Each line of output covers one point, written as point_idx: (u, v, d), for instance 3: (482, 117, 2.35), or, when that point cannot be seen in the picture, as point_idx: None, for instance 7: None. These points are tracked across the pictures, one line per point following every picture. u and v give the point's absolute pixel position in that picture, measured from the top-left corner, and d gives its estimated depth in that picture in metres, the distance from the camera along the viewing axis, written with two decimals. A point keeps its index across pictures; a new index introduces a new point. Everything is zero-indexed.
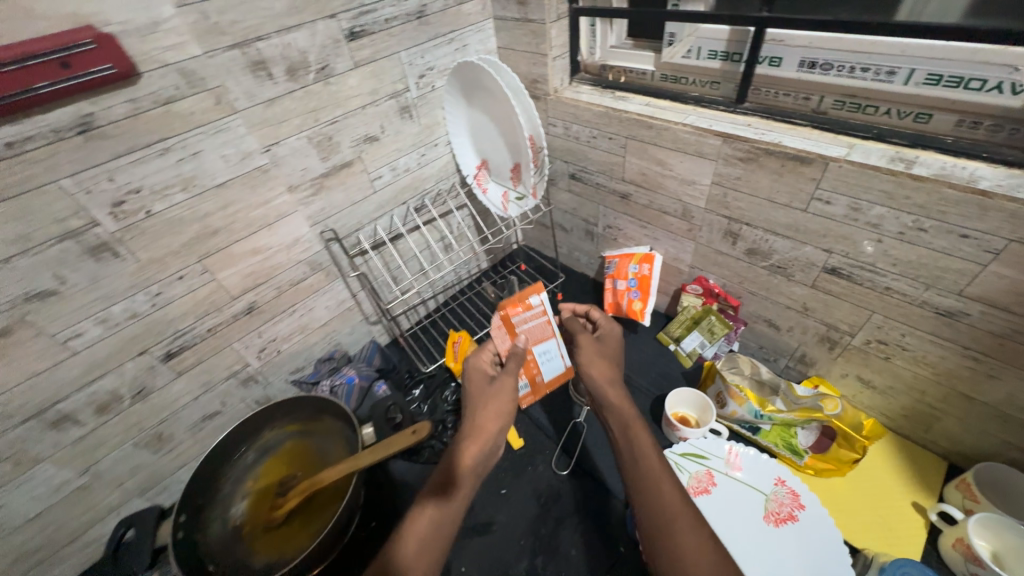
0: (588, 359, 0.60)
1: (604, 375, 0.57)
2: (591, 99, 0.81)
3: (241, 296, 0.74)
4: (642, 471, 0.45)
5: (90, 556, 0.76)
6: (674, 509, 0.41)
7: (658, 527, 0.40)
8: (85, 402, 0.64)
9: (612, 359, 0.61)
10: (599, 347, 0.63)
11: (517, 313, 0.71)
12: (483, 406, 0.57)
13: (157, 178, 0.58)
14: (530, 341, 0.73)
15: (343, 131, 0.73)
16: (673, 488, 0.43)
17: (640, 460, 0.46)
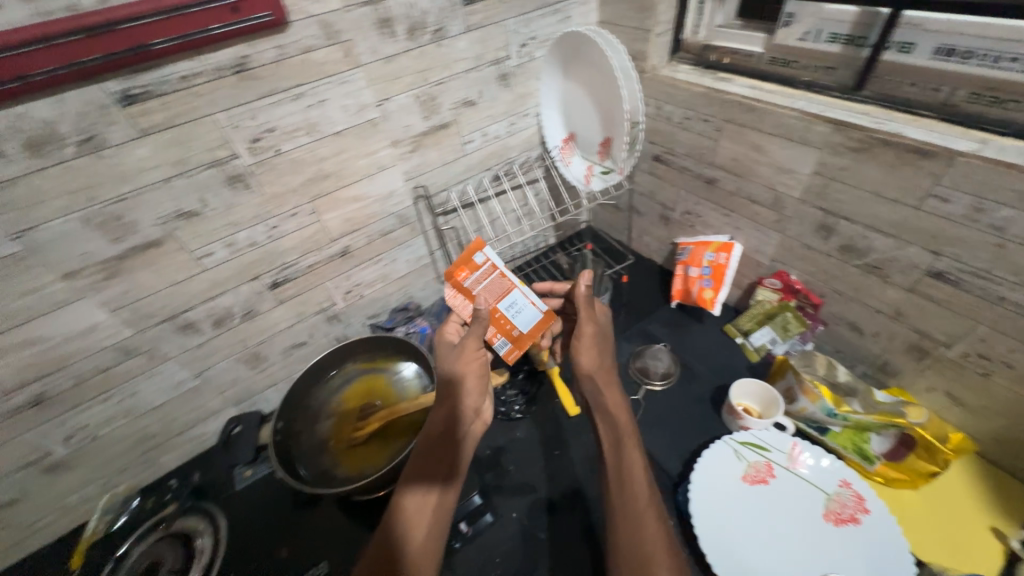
0: (587, 359, 0.61)
1: (602, 380, 0.59)
2: (691, 79, 0.80)
3: (339, 239, 0.81)
4: (630, 495, 0.48)
5: (191, 451, 0.87)
6: (653, 537, 0.45)
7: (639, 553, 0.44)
8: (206, 314, 0.74)
9: (608, 358, 0.62)
10: (595, 342, 0.63)
11: (465, 276, 0.66)
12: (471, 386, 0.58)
13: (289, 120, 0.65)
14: (490, 301, 0.66)
15: (446, 92, 0.77)
16: (656, 521, 0.47)
17: (630, 483, 0.49)
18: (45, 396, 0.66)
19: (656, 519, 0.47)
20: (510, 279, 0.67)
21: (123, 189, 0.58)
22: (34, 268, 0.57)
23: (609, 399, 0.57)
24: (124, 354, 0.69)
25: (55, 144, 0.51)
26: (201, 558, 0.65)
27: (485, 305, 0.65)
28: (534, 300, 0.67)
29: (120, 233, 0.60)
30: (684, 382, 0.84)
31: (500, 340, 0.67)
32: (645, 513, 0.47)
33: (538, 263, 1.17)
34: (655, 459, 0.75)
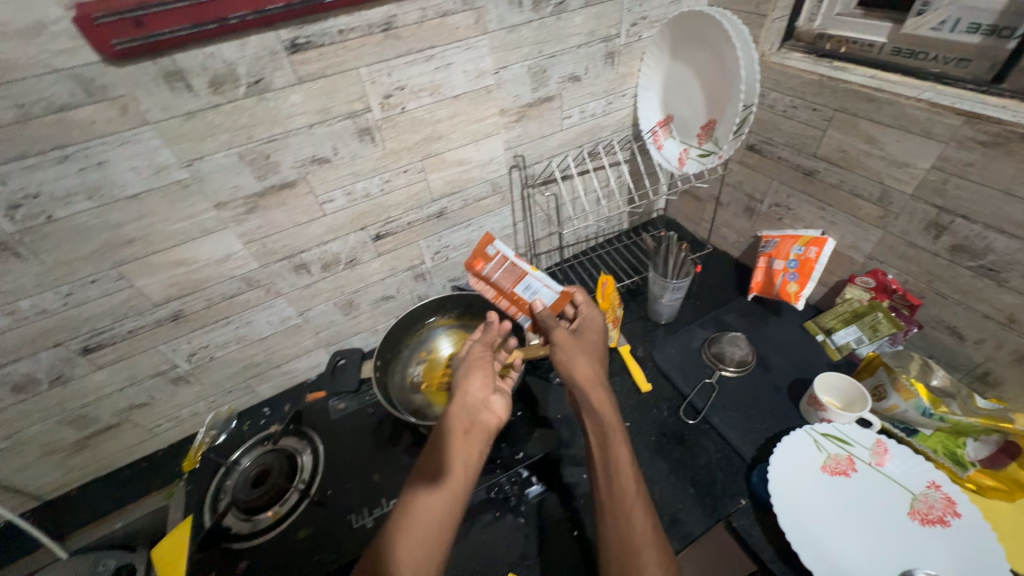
0: (575, 357, 0.67)
1: (590, 376, 0.64)
2: (804, 67, 0.79)
3: (439, 199, 0.85)
4: (617, 485, 0.53)
5: (284, 384, 0.95)
6: (637, 523, 0.50)
7: (626, 539, 0.49)
8: (318, 257, 0.80)
9: (597, 357, 0.68)
10: (577, 343, 0.69)
11: (481, 267, 0.78)
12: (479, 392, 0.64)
13: (418, 80, 0.69)
14: (508, 286, 0.78)
15: (556, 66, 0.80)
16: (641, 510, 0.51)
17: (617, 473, 0.54)
18: (182, 313, 0.74)
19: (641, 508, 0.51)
20: (524, 265, 0.76)
21: (274, 131, 0.64)
22: (195, 194, 0.64)
23: (597, 394, 0.62)
24: (248, 284, 0.76)
25: (230, 84, 0.58)
26: (303, 474, 0.72)
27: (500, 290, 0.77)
28: (548, 285, 0.75)
29: (265, 171, 0.66)
30: (761, 372, 0.84)
31: (523, 317, 0.79)
32: (631, 500, 0.52)
33: (611, 246, 1.18)
34: (728, 440, 0.76)
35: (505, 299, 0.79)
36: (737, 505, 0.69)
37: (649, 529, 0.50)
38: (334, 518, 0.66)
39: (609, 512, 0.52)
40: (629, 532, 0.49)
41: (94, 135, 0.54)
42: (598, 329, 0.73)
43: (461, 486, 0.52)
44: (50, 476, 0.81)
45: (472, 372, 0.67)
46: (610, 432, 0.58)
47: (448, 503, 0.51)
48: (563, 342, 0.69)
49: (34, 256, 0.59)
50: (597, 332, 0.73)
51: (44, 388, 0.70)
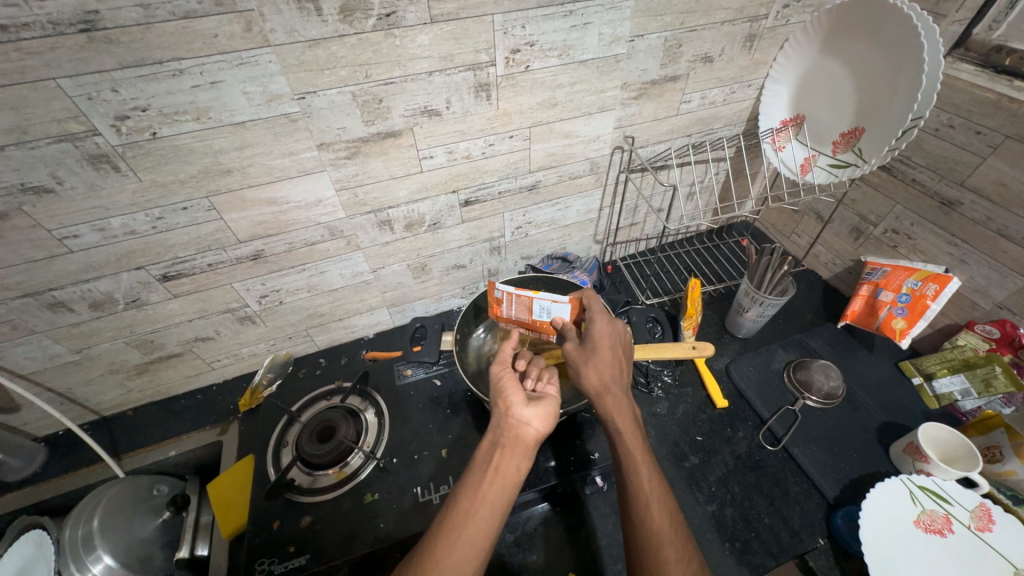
0: (588, 361, 0.57)
1: (598, 382, 0.55)
2: (976, 81, 0.69)
3: (535, 172, 0.79)
4: (633, 492, 0.47)
5: (343, 336, 0.93)
6: (662, 526, 0.44)
7: (649, 544, 0.43)
8: (404, 215, 0.76)
9: (613, 357, 0.57)
10: (597, 345, 0.59)
11: (501, 311, 0.76)
12: (503, 392, 0.54)
13: (551, 37, 0.62)
14: (527, 318, 0.74)
15: (693, 42, 0.72)
16: (668, 520, 0.44)
17: (634, 476, 0.47)
18: (262, 254, 0.71)
19: (668, 514, 0.45)
20: (527, 292, 0.71)
21: (393, 73, 0.58)
22: (301, 131, 0.59)
23: (607, 401, 0.54)
24: (331, 233, 0.73)
25: (361, 13, 0.52)
26: (366, 437, 0.71)
27: (524, 321, 0.74)
28: (554, 298, 0.69)
29: (375, 116, 0.61)
30: (848, 409, 0.80)
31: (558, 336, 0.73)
32: (650, 500, 0.45)
33: (688, 246, 1.12)
34: (809, 474, 0.72)
35: (536, 330, 0.75)
36: (813, 543, 0.66)
37: (674, 534, 0.44)
38: (402, 486, 0.66)
39: (628, 522, 0.46)
40: (652, 538, 0.43)
41: (214, 50, 0.49)
42: (618, 328, 0.61)
43: (484, 497, 0.44)
44: (111, 394, 0.81)
45: (499, 384, 0.54)
46: (634, 438, 0.50)
47: (476, 517, 0.42)
48: (569, 348, 0.59)
49: (133, 172, 0.55)
50: (602, 318, 0.62)
51: (119, 309, 0.68)
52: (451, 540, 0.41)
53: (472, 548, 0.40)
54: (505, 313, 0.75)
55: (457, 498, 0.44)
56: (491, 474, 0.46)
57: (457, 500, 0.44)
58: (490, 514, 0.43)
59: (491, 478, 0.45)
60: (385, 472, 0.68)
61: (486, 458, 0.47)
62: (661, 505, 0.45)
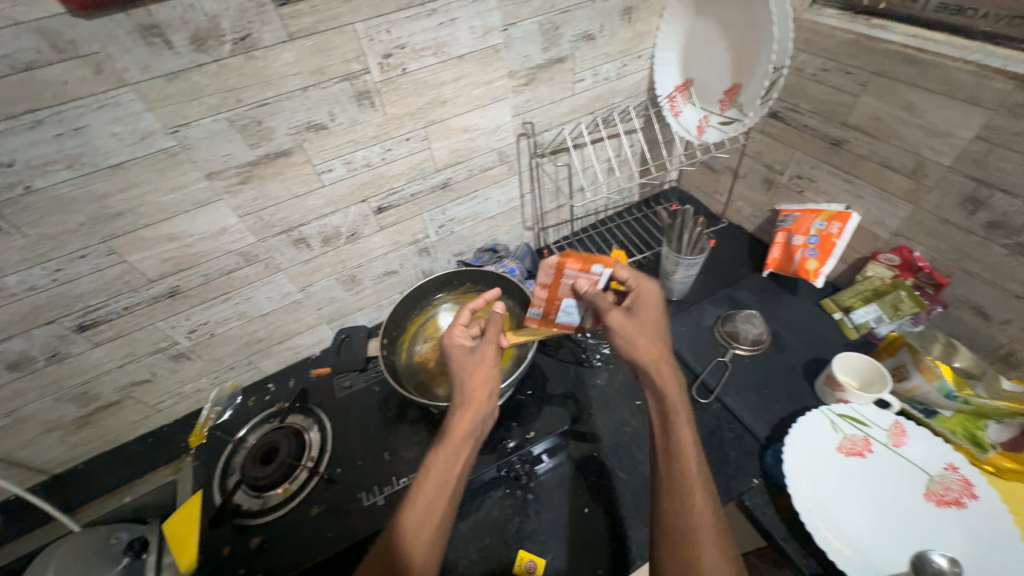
0: (637, 335, 0.58)
1: (650, 356, 0.57)
2: (839, 24, 0.72)
3: (443, 169, 0.81)
4: (676, 472, 0.48)
5: (288, 360, 0.94)
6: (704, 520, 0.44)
7: (685, 522, 0.44)
8: (318, 231, 0.77)
9: (659, 336, 0.59)
10: (641, 320, 0.60)
11: (573, 268, 0.62)
12: (476, 384, 0.59)
13: (420, 37, 0.63)
14: (564, 293, 0.65)
15: (569, 23, 0.74)
16: (706, 500, 0.46)
17: (679, 464, 0.48)
18: (178, 289, 0.71)
19: (705, 495, 0.46)
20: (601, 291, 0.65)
21: (266, 93, 0.59)
22: (184, 163, 0.59)
23: (660, 375, 0.55)
24: (246, 259, 0.74)
25: (215, 40, 0.53)
26: (310, 452, 0.72)
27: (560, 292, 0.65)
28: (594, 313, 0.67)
29: (258, 138, 0.62)
30: (775, 351, 0.83)
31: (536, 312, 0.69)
32: (694, 493, 0.46)
33: (620, 220, 1.14)
34: (741, 420, 0.75)
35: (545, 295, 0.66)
36: (750, 484, 0.68)
37: (716, 528, 0.44)
38: (345, 496, 0.67)
39: (665, 499, 0.47)
40: (691, 517, 0.45)
41: (69, 97, 0.50)
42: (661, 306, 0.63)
43: (453, 485, 0.51)
44: (54, 452, 0.80)
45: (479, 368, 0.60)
46: (675, 415, 0.52)
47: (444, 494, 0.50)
48: (613, 320, 0.60)
49: (16, 229, 0.55)
50: (661, 312, 0.62)
51: (40, 366, 0.68)
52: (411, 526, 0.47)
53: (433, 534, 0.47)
54: (568, 270, 0.62)
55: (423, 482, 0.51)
56: (461, 462, 0.53)
57: (431, 476, 0.51)
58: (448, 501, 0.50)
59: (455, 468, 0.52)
60: (331, 482, 0.69)
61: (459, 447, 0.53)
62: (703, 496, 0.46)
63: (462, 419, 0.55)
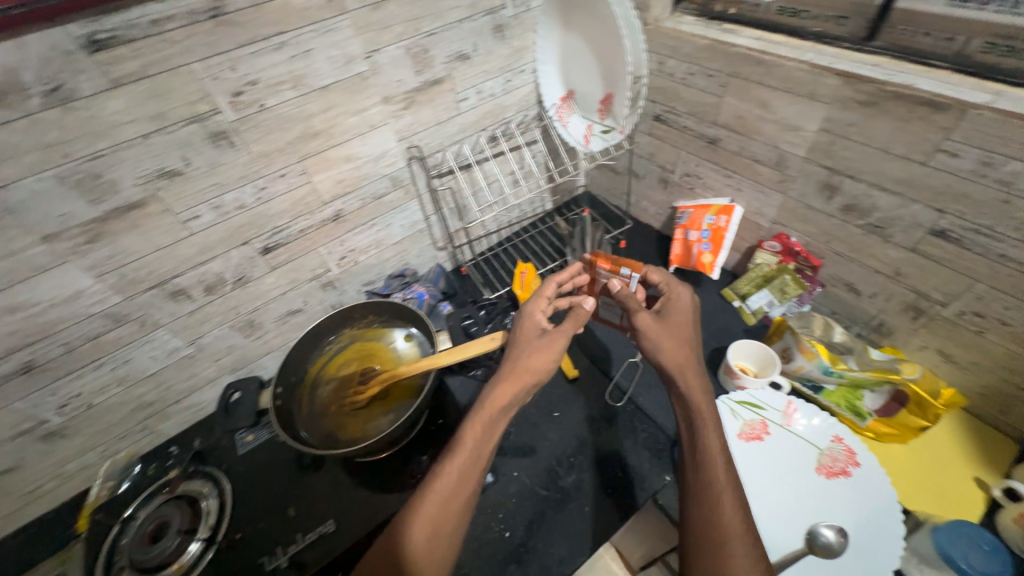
0: (660, 338, 0.55)
1: (677, 360, 0.53)
2: (695, 30, 0.76)
3: (330, 202, 0.78)
4: (707, 482, 0.46)
5: (191, 418, 0.87)
6: (731, 528, 0.43)
7: (715, 533, 0.43)
8: (197, 280, 0.71)
9: (685, 336, 0.55)
10: (671, 323, 0.57)
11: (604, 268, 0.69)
12: (523, 368, 0.55)
13: (273, 71, 0.61)
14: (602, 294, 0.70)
15: (439, 44, 0.73)
16: (736, 510, 0.44)
17: (708, 471, 0.47)
18: (34, 364, 0.64)
19: (736, 504, 0.45)
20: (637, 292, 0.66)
21: (98, 146, 0.54)
22: (10, 230, 0.54)
23: (686, 380, 0.51)
24: (115, 320, 0.67)
25: (19, 94, 0.48)
26: (208, 521, 0.68)
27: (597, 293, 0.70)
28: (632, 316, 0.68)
29: (99, 193, 0.57)
30: None
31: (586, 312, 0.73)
32: (723, 505, 0.44)
33: (534, 229, 1.14)
34: (653, 417, 0.77)
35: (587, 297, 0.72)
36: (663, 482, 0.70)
37: (749, 535, 0.43)
38: (245, 561, 0.65)
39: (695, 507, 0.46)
40: (722, 530, 0.43)
41: None
42: (693, 304, 0.59)
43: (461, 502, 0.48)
44: None
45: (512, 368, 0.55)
46: (700, 420, 0.49)
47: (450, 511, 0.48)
48: (641, 319, 0.57)
49: None
50: (692, 314, 0.58)
51: None
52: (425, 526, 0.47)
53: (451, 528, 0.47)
54: (601, 270, 0.69)
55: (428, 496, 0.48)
56: (469, 476, 0.50)
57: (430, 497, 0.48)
58: (466, 501, 0.48)
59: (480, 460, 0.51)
60: (229, 550, 0.66)
61: (490, 429, 0.52)
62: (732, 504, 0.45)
63: (471, 429, 0.52)
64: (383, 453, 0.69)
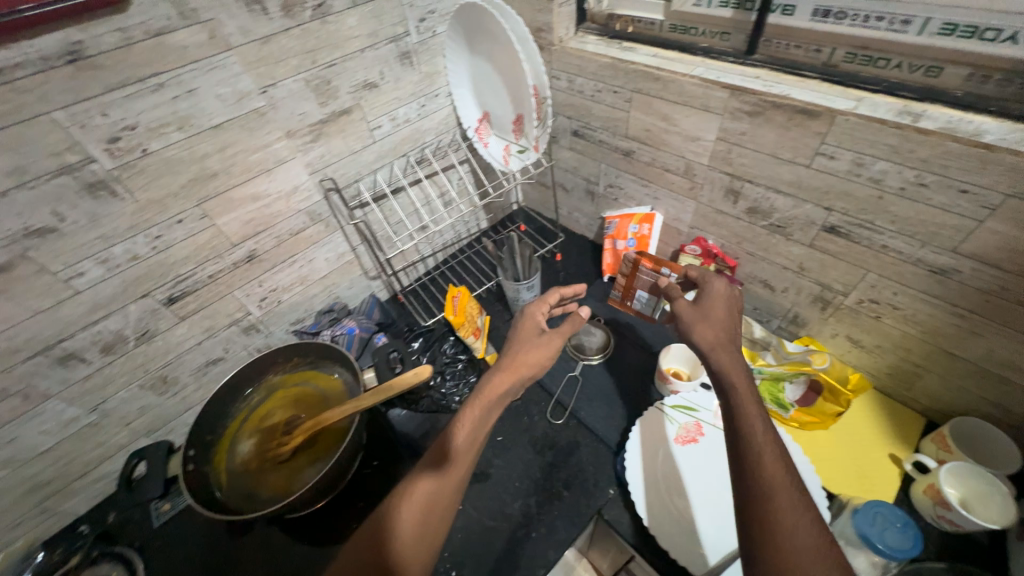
0: (696, 322, 0.56)
1: (712, 340, 0.54)
2: (598, 49, 0.78)
3: (241, 243, 0.74)
4: (748, 450, 0.43)
5: (103, 492, 0.78)
6: (784, 497, 0.40)
7: (761, 502, 0.40)
8: (91, 341, 0.64)
9: (726, 320, 0.56)
10: (706, 308, 0.58)
11: (649, 266, 0.79)
12: (524, 360, 0.58)
13: (153, 114, 0.57)
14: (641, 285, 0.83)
15: (342, 75, 0.71)
16: (789, 480, 0.41)
17: (751, 443, 0.43)
18: None
19: (788, 476, 0.41)
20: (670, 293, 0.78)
21: None
22: None
23: (720, 357, 0.52)
24: None
25: None
26: None
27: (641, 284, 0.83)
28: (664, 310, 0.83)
29: None
30: (619, 354, 0.87)
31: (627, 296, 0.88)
32: (770, 472, 0.41)
33: (471, 249, 1.13)
34: (595, 431, 0.77)
35: (625, 283, 0.86)
36: (607, 496, 0.69)
37: (803, 506, 0.39)
38: None
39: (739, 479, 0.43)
40: (766, 498, 0.40)
41: None
42: (734, 293, 0.60)
43: (447, 499, 0.48)
44: None
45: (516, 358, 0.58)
46: (737, 391, 0.48)
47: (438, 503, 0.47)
48: (681, 306, 0.59)
49: None
50: (733, 301, 0.59)
51: None
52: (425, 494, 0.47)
53: (450, 494, 0.48)
54: (646, 267, 0.80)
55: (415, 491, 0.48)
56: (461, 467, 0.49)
57: (416, 490, 0.47)
58: (450, 495, 0.48)
59: (473, 447, 0.51)
60: None
61: (487, 411, 0.53)
62: (785, 486, 0.40)
63: (467, 417, 0.52)
64: (316, 504, 0.65)
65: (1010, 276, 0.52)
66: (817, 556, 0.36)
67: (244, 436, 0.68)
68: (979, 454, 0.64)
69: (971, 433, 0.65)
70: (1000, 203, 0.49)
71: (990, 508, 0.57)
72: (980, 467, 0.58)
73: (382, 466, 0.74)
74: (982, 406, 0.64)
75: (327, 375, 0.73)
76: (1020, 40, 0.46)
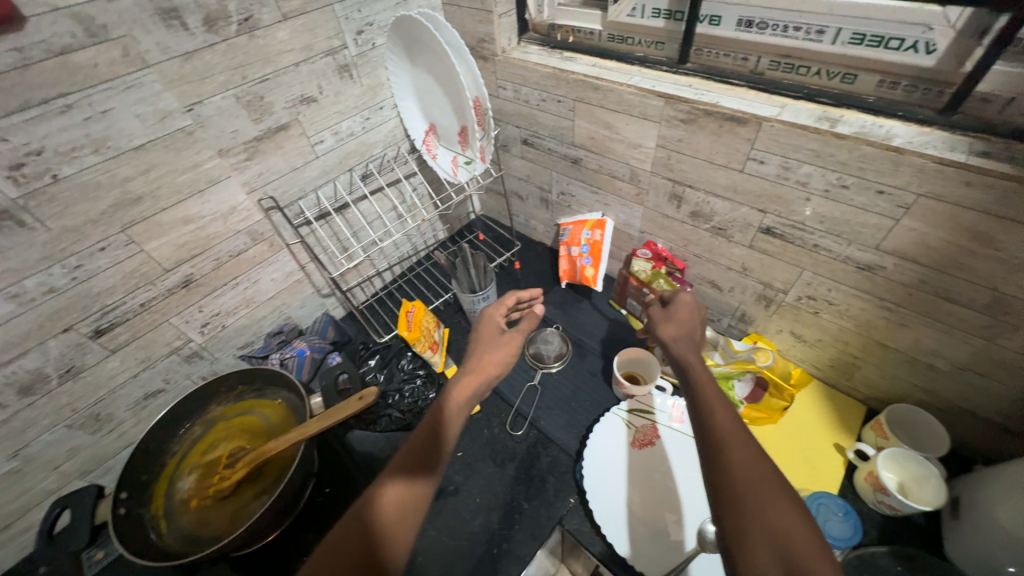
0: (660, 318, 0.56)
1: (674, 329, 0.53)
2: (540, 59, 0.79)
3: (175, 268, 0.70)
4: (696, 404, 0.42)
5: (31, 543, 0.72)
6: (731, 437, 0.38)
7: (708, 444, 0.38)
8: (5, 383, 0.59)
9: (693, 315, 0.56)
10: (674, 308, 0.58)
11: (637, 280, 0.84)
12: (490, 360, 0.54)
13: (62, 137, 0.53)
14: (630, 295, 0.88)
15: (276, 90, 0.69)
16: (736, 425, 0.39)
17: (700, 399, 0.42)
18: None
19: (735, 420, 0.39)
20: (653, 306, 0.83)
21: None
22: None
23: (679, 342, 0.51)
24: None
25: None
26: None
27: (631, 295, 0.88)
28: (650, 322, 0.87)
29: None
30: (577, 360, 0.88)
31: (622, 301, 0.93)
32: (718, 422, 0.39)
33: (429, 261, 1.12)
34: (555, 440, 0.77)
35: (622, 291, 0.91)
36: (567, 505, 0.69)
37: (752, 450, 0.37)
38: None
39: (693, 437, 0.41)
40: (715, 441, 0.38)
41: None
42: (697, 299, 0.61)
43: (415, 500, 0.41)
44: None
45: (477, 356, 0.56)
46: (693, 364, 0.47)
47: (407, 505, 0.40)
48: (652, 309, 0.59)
49: None
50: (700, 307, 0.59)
51: None
52: (393, 500, 0.40)
53: (420, 501, 0.41)
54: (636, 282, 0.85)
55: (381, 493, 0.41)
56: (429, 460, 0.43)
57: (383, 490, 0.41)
58: (419, 495, 0.41)
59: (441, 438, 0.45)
60: None
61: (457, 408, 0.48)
62: (753, 454, 0.37)
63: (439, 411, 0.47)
64: (265, 540, 0.60)
65: (928, 270, 0.55)
66: (769, 490, 0.34)
67: (184, 474, 0.64)
68: (914, 438, 0.68)
69: (906, 419, 0.68)
70: (913, 202, 0.51)
71: (925, 492, 0.60)
72: (915, 454, 0.61)
73: (334, 495, 0.69)
74: (913, 393, 0.67)
75: (272, 402, 0.70)
76: (921, 48, 0.49)
